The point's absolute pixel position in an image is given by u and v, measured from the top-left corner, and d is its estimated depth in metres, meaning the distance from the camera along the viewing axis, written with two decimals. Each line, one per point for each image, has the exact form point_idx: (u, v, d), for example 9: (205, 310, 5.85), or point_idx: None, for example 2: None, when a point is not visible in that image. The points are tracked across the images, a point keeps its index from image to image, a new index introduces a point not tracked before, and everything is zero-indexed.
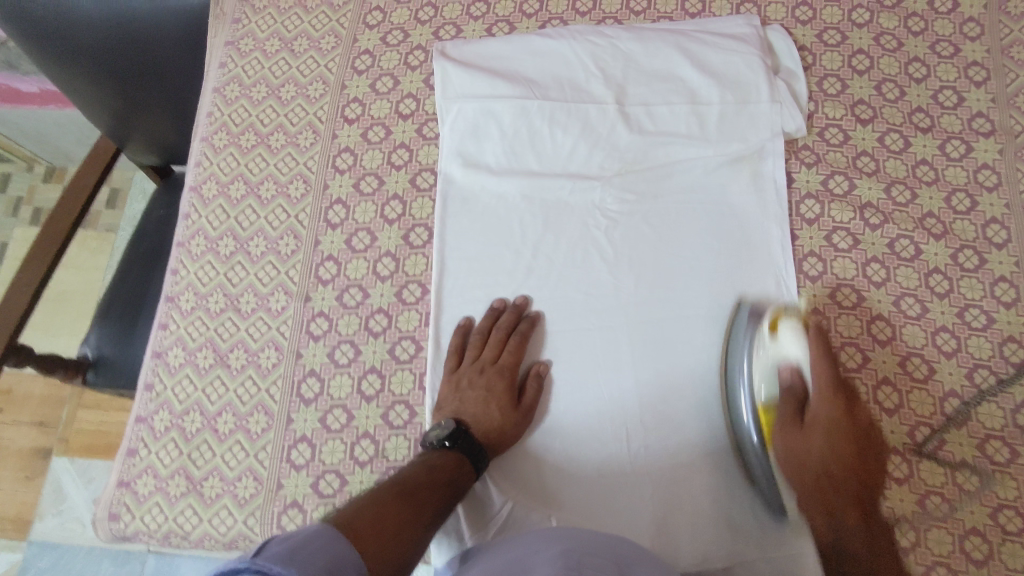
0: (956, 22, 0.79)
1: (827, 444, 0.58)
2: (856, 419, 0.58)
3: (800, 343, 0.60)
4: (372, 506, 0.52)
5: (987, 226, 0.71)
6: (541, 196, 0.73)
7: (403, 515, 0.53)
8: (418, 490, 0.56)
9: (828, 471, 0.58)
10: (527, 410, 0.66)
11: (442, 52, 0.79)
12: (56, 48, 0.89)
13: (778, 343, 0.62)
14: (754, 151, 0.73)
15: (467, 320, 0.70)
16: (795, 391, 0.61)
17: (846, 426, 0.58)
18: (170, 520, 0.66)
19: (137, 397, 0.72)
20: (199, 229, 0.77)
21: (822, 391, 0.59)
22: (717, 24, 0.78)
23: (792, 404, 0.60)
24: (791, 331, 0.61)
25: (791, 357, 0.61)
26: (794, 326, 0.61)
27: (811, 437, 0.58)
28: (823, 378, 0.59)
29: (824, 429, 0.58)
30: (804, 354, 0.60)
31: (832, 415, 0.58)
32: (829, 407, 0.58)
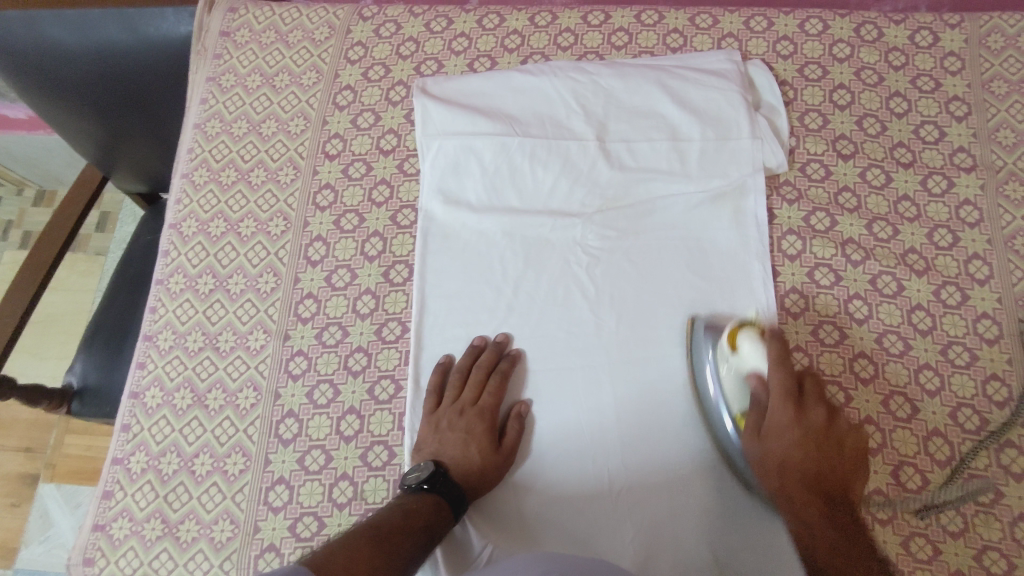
0: (937, 56, 0.79)
1: (789, 447, 0.59)
2: (813, 416, 0.60)
3: (759, 352, 0.61)
4: (344, 552, 0.52)
5: (969, 262, 0.70)
6: (521, 232, 0.73)
7: (375, 560, 0.52)
8: (393, 535, 0.56)
9: (788, 471, 0.59)
10: (508, 453, 0.65)
11: (423, 89, 0.79)
12: (36, 82, 0.90)
13: (738, 354, 0.62)
14: (736, 188, 0.72)
15: (447, 358, 0.69)
16: (758, 399, 0.61)
17: (802, 434, 0.59)
18: (146, 565, 0.65)
19: (114, 438, 0.71)
20: (179, 266, 0.77)
21: (779, 398, 0.60)
22: (698, 59, 0.78)
23: (754, 413, 0.61)
24: (749, 341, 0.61)
25: (752, 369, 0.61)
26: (751, 336, 0.61)
27: (773, 439, 0.60)
28: (781, 386, 0.60)
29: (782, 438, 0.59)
30: (765, 365, 0.61)
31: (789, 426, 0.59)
32: (785, 418, 0.59)
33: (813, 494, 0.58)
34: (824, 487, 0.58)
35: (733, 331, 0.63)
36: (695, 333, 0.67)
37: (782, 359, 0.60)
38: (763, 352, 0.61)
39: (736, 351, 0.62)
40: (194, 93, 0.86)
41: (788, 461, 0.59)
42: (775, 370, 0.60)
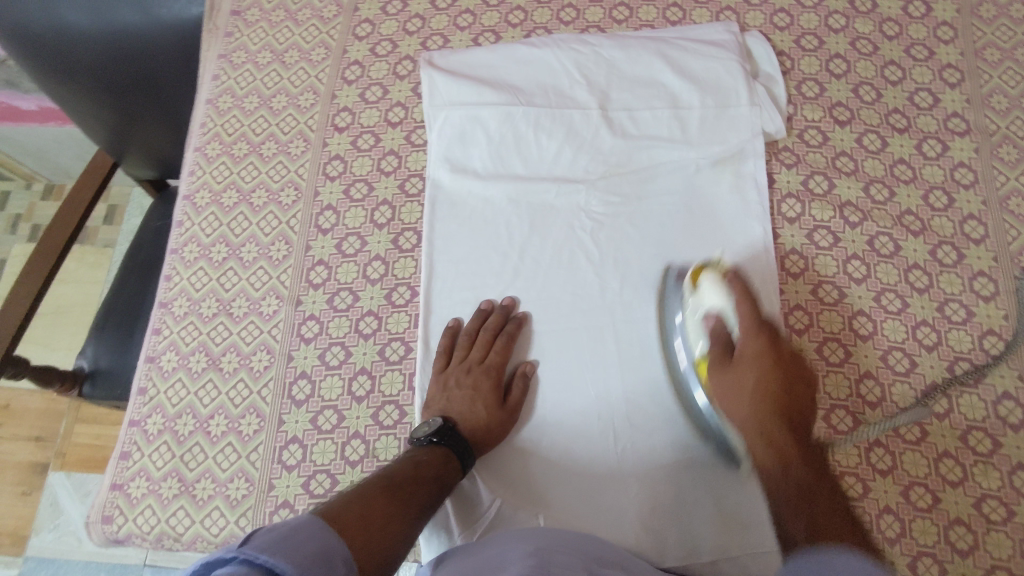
0: (930, 26, 0.81)
1: (756, 382, 0.57)
2: (783, 348, 0.58)
3: (720, 290, 0.61)
4: (358, 501, 0.53)
5: (964, 222, 0.72)
6: (526, 199, 0.75)
7: (389, 509, 0.54)
8: (406, 485, 0.57)
9: (761, 394, 0.56)
10: (514, 410, 0.67)
11: (429, 61, 0.81)
12: (52, 65, 0.92)
13: (701, 297, 0.63)
14: (748, 249, 0.71)
15: (456, 321, 0.71)
16: (722, 337, 0.60)
17: (773, 358, 0.57)
18: (163, 522, 0.67)
19: (131, 401, 0.72)
20: (192, 236, 0.79)
21: (746, 329, 0.59)
22: (697, 31, 0.80)
23: (717, 349, 0.60)
24: (710, 280, 0.62)
25: (713, 306, 0.61)
26: (713, 276, 0.62)
27: (740, 372, 0.58)
28: (746, 316, 0.59)
29: (751, 362, 0.58)
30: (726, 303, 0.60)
31: (759, 349, 0.58)
32: (755, 342, 0.58)
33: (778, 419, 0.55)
34: (794, 422, 0.55)
35: (697, 274, 0.64)
36: (669, 285, 0.70)
37: (745, 293, 0.60)
38: (723, 288, 0.61)
39: (698, 291, 0.63)
40: (205, 70, 0.88)
41: (762, 385, 0.56)
42: (739, 304, 0.59)
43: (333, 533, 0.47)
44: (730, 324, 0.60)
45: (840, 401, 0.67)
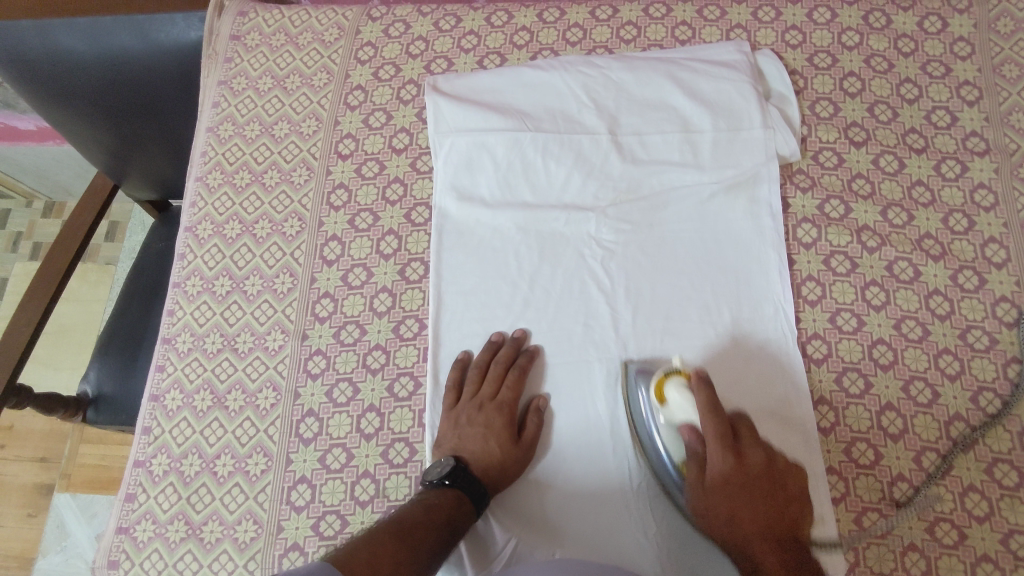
0: (946, 41, 0.79)
1: (731, 499, 0.59)
2: (752, 462, 0.59)
3: (687, 401, 0.60)
4: (366, 547, 0.51)
5: (986, 245, 0.70)
6: (535, 227, 0.73)
7: (399, 555, 0.52)
8: (416, 529, 0.55)
9: (738, 517, 0.58)
10: (528, 447, 0.65)
11: (433, 86, 0.79)
12: (48, 90, 0.90)
13: (667, 406, 0.62)
14: (763, 282, 0.70)
15: (465, 354, 0.69)
16: (695, 454, 0.60)
17: (742, 477, 0.59)
18: (170, 567, 0.65)
19: (136, 441, 0.71)
20: (195, 269, 0.77)
21: (717, 447, 0.58)
22: (707, 51, 0.78)
23: (693, 464, 0.60)
24: (676, 391, 0.61)
25: (683, 419, 0.61)
26: (678, 388, 0.61)
27: (714, 499, 0.59)
28: (716, 432, 0.58)
29: (724, 485, 0.59)
30: (695, 414, 0.60)
31: (726, 471, 0.58)
32: (724, 462, 0.58)
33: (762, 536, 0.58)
34: (775, 531, 0.58)
35: (660, 383, 0.63)
36: (630, 380, 0.66)
37: (711, 404, 0.58)
38: (691, 402, 0.60)
39: (665, 403, 0.62)
40: (205, 97, 0.87)
41: (737, 511, 0.58)
42: (707, 421, 0.58)
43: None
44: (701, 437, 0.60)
45: (860, 434, 0.65)
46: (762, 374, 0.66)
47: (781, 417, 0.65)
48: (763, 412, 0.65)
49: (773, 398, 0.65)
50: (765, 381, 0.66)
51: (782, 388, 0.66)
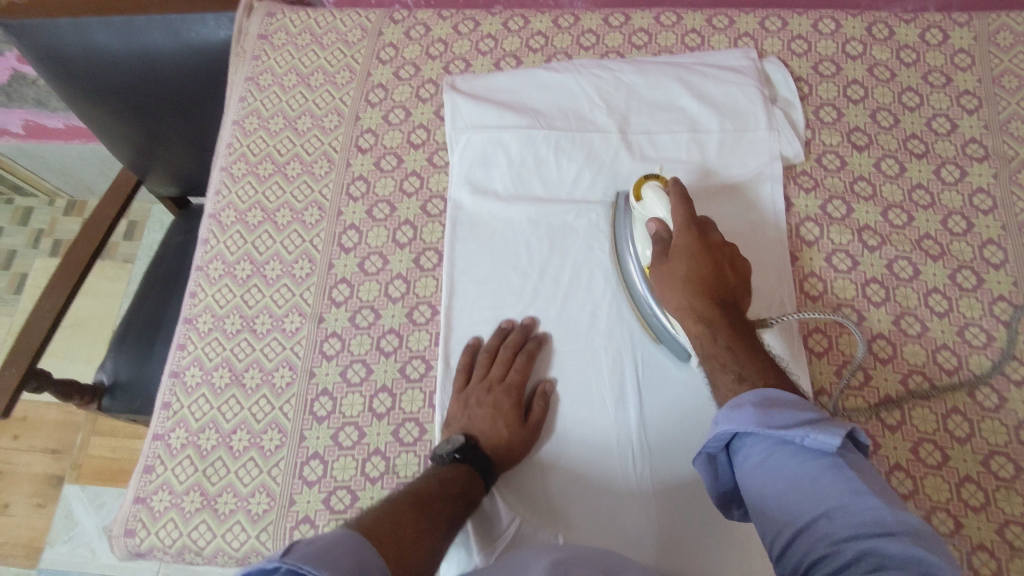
0: (947, 53, 0.82)
1: (689, 261, 0.60)
2: (711, 241, 0.62)
3: (661, 196, 0.65)
4: (389, 517, 0.53)
5: (984, 247, 0.72)
6: (546, 220, 0.76)
7: (420, 524, 0.54)
8: (432, 502, 0.57)
9: (693, 279, 0.59)
10: (534, 428, 0.67)
11: (452, 85, 0.82)
12: (81, 85, 0.94)
13: (643, 203, 0.67)
14: (769, 284, 0.71)
15: (476, 340, 0.72)
16: (661, 236, 0.63)
17: (704, 247, 0.61)
18: (185, 536, 0.67)
19: (155, 415, 0.73)
20: (217, 253, 0.80)
21: (681, 225, 0.62)
22: (715, 56, 0.82)
23: (658, 245, 0.63)
24: (653, 190, 0.66)
25: (656, 210, 0.65)
26: (655, 185, 0.66)
27: (674, 264, 0.61)
28: (682, 214, 0.63)
29: (684, 254, 0.61)
30: (666, 206, 0.64)
31: (689, 242, 0.61)
32: (685, 235, 0.61)
33: (709, 299, 0.58)
34: (723, 296, 0.59)
35: (639, 185, 0.68)
36: (619, 208, 0.74)
37: (681, 197, 0.64)
38: (661, 196, 0.65)
39: (641, 201, 0.67)
40: (233, 92, 0.90)
41: (691, 273, 0.59)
42: (676, 207, 0.63)
43: (369, 548, 0.46)
44: (670, 226, 0.64)
45: (859, 424, 0.67)
46: (733, 199, 0.74)
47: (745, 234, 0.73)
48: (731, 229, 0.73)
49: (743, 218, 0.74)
50: (736, 205, 0.74)
51: (750, 210, 0.74)
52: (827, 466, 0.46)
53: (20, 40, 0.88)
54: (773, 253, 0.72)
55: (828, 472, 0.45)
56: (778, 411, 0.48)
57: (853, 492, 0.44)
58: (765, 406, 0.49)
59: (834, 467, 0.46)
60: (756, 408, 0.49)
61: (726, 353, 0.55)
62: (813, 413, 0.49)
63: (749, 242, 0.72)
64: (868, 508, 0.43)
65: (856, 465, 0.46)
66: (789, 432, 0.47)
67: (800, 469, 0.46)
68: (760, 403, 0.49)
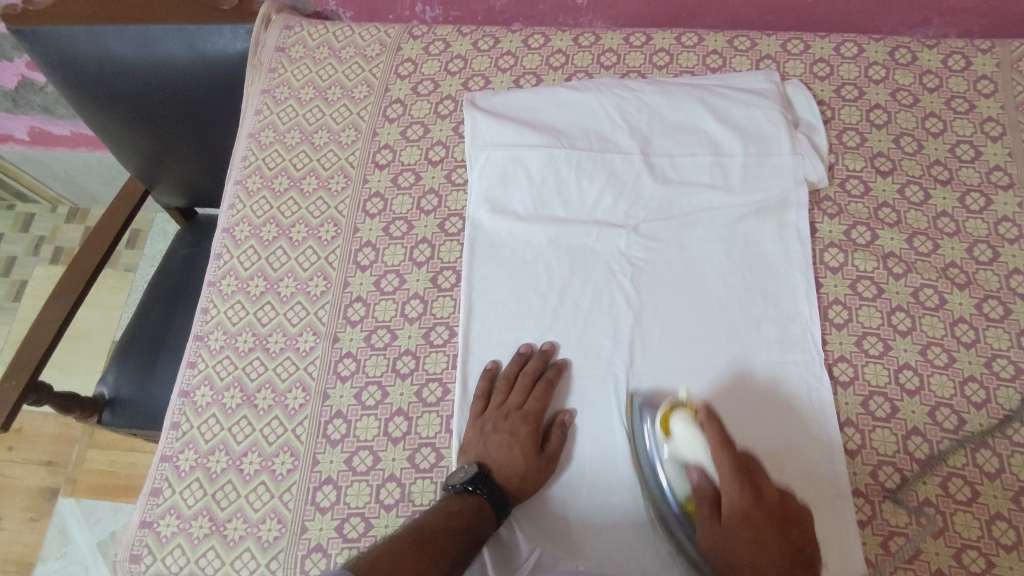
0: (970, 79, 0.82)
1: (750, 531, 0.54)
2: (769, 496, 0.55)
3: (694, 435, 0.59)
4: (387, 559, 0.52)
5: (1010, 276, 0.72)
6: (567, 241, 0.74)
7: (419, 564, 0.53)
8: (435, 538, 0.56)
9: (760, 553, 0.53)
10: (551, 459, 0.65)
11: (472, 102, 0.82)
12: (93, 92, 0.94)
13: (673, 440, 0.61)
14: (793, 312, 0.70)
15: (494, 363, 0.70)
16: (707, 490, 0.58)
17: (759, 508, 0.55)
18: (192, 562, 0.65)
19: (163, 435, 0.71)
20: (230, 269, 0.79)
21: (729, 481, 0.56)
22: (738, 79, 0.81)
23: (704, 502, 0.57)
24: (682, 424, 0.60)
25: (692, 455, 0.59)
26: (684, 417, 0.61)
27: (732, 531, 0.55)
28: (730, 464, 0.56)
29: (739, 517, 0.55)
30: (703, 449, 0.59)
31: (741, 500, 0.55)
32: (736, 492, 0.55)
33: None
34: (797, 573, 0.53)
35: (666, 418, 0.62)
36: (637, 418, 0.66)
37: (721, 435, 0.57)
38: (697, 434, 0.60)
39: (671, 437, 0.61)
40: (249, 105, 0.89)
41: (755, 548, 0.54)
42: (717, 455, 0.56)
43: None
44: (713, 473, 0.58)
45: (886, 458, 0.65)
46: (773, 412, 0.66)
47: (792, 455, 0.64)
48: (774, 453, 0.64)
49: (787, 440, 0.65)
50: (776, 421, 0.66)
51: (794, 428, 0.66)
52: None
53: (33, 43, 0.88)
54: (829, 479, 0.63)
55: None
56: None
57: None
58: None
59: None
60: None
61: None
62: None
63: (795, 463, 0.64)
64: None
65: None
66: None
67: None
68: None
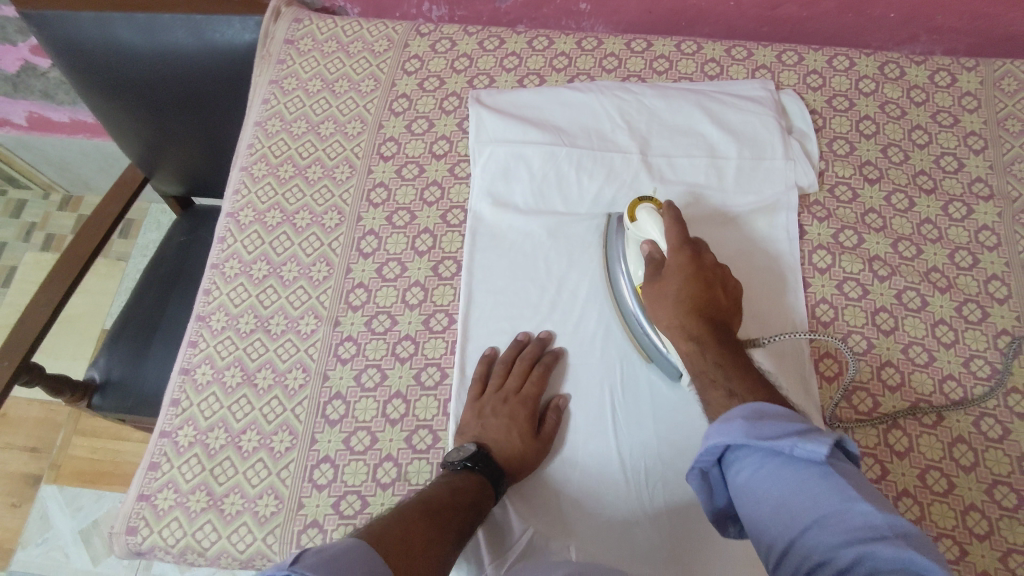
0: (955, 95, 0.85)
1: (681, 284, 0.62)
2: (704, 260, 0.64)
3: (655, 217, 0.67)
4: (399, 522, 0.52)
5: (989, 282, 0.75)
6: (565, 235, 0.77)
7: (429, 533, 0.53)
8: (443, 510, 0.56)
9: (684, 297, 0.61)
10: (546, 442, 0.67)
11: (477, 99, 0.84)
12: (100, 80, 0.95)
13: (638, 224, 0.69)
14: (779, 309, 0.73)
15: (492, 350, 0.72)
16: (656, 257, 0.65)
17: (696, 266, 0.63)
18: (188, 536, 0.66)
19: (163, 411, 0.72)
20: (234, 252, 0.80)
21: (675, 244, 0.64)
22: (735, 86, 0.84)
23: (652, 266, 0.65)
24: (647, 210, 0.68)
25: (650, 231, 0.67)
26: (650, 206, 0.68)
27: (669, 283, 0.63)
28: (676, 236, 0.65)
29: (677, 273, 0.63)
30: (659, 228, 0.67)
31: (683, 262, 0.63)
32: (679, 256, 0.64)
33: (699, 316, 0.60)
34: (714, 317, 0.60)
35: (635, 205, 0.70)
36: (611, 228, 0.75)
37: (676, 218, 0.66)
38: (657, 217, 0.67)
39: (636, 220, 0.69)
40: (256, 94, 0.91)
41: (682, 293, 0.62)
42: (670, 225, 0.65)
43: (375, 560, 0.45)
44: (663, 247, 0.66)
45: (867, 449, 0.68)
46: (725, 223, 0.76)
47: (747, 258, 0.75)
48: (728, 256, 0.75)
49: (737, 245, 0.75)
50: (733, 231, 0.76)
51: (745, 238, 0.76)
52: (817, 476, 0.44)
53: (39, 29, 0.88)
54: (777, 282, 0.74)
55: (818, 484, 0.43)
56: (766, 423, 0.47)
57: (849, 500, 0.42)
58: (754, 418, 0.48)
59: (824, 475, 0.44)
60: (746, 419, 0.48)
61: (716, 370, 0.56)
62: (802, 423, 0.47)
63: (742, 265, 0.74)
64: (857, 514, 0.41)
65: (847, 476, 0.44)
66: (777, 442, 0.45)
67: (789, 479, 0.45)
68: (748, 418, 0.48)
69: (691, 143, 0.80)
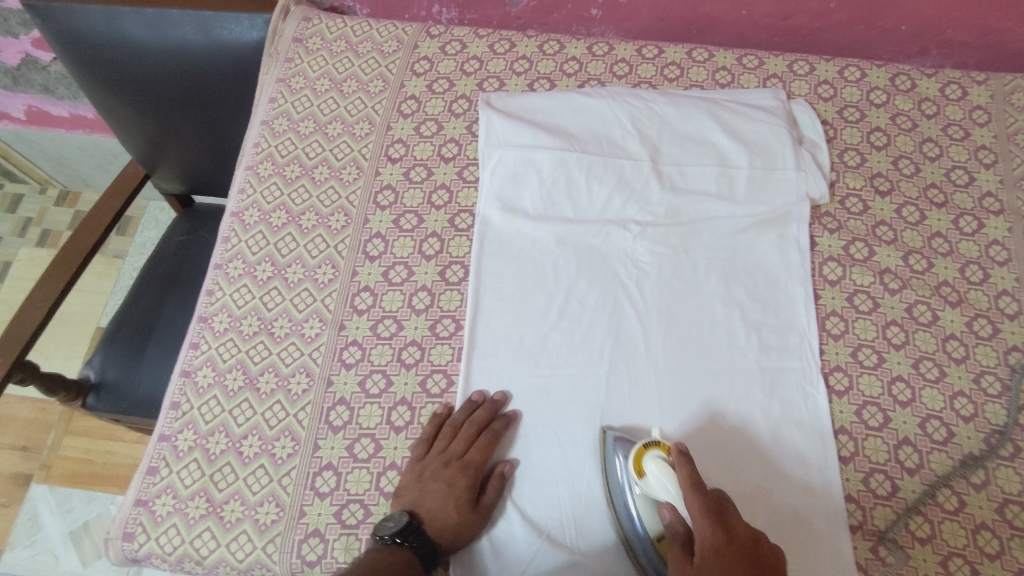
0: (965, 108, 0.85)
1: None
2: (739, 534, 0.53)
3: (666, 473, 0.57)
4: None
5: (999, 297, 0.74)
6: (574, 242, 0.76)
7: None
8: None
9: None
10: (486, 513, 0.63)
11: (487, 102, 0.84)
12: (104, 74, 0.93)
13: (647, 479, 0.58)
14: (790, 322, 0.72)
15: (445, 408, 0.68)
16: (678, 528, 0.56)
17: (732, 547, 0.52)
18: (186, 543, 0.64)
19: (162, 415, 0.71)
20: (238, 252, 0.79)
21: (699, 519, 0.54)
22: (747, 95, 0.83)
23: (678, 543, 0.55)
24: (655, 464, 0.58)
25: (664, 495, 0.57)
26: (658, 457, 0.58)
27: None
28: (699, 506, 0.54)
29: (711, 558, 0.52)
30: (675, 489, 0.57)
31: (714, 540, 0.52)
32: (708, 529, 0.53)
33: None
34: None
35: (638, 454, 0.60)
36: (611, 452, 0.64)
37: (691, 477, 0.56)
38: (669, 473, 0.57)
39: (644, 476, 0.58)
40: (263, 93, 0.90)
41: None
42: (687, 494, 0.55)
43: None
44: (685, 514, 0.56)
45: (878, 465, 0.67)
46: (738, 456, 0.66)
47: (765, 494, 0.64)
48: (742, 493, 0.64)
49: (754, 479, 0.65)
50: (746, 459, 0.66)
51: (764, 466, 0.65)
52: None
53: (45, 22, 0.87)
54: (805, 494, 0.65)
55: None
56: None
57: None
58: None
59: None
60: None
61: None
62: None
63: (762, 501, 0.64)
64: None
65: None
66: None
67: None
68: None
69: (704, 154, 0.79)
